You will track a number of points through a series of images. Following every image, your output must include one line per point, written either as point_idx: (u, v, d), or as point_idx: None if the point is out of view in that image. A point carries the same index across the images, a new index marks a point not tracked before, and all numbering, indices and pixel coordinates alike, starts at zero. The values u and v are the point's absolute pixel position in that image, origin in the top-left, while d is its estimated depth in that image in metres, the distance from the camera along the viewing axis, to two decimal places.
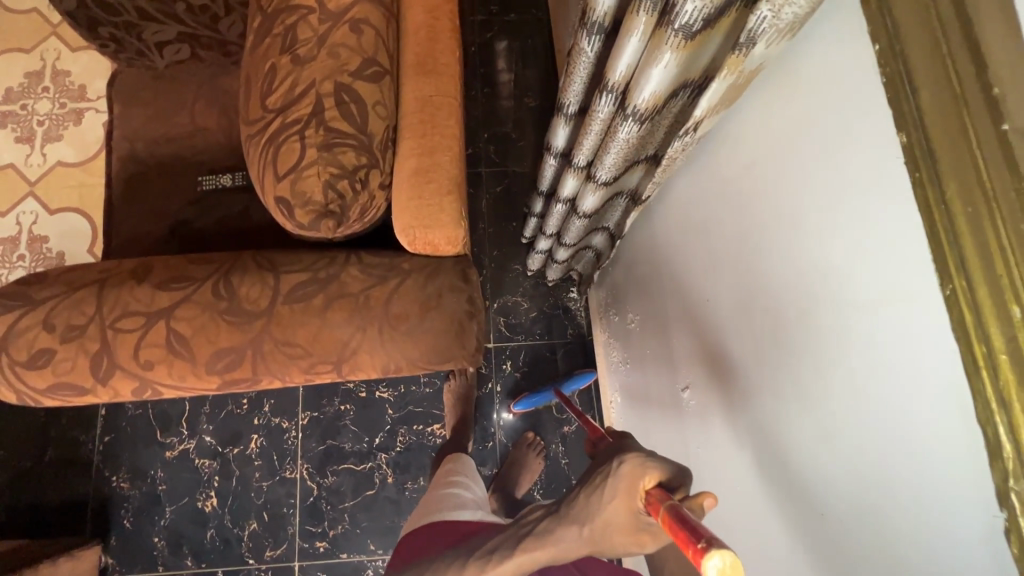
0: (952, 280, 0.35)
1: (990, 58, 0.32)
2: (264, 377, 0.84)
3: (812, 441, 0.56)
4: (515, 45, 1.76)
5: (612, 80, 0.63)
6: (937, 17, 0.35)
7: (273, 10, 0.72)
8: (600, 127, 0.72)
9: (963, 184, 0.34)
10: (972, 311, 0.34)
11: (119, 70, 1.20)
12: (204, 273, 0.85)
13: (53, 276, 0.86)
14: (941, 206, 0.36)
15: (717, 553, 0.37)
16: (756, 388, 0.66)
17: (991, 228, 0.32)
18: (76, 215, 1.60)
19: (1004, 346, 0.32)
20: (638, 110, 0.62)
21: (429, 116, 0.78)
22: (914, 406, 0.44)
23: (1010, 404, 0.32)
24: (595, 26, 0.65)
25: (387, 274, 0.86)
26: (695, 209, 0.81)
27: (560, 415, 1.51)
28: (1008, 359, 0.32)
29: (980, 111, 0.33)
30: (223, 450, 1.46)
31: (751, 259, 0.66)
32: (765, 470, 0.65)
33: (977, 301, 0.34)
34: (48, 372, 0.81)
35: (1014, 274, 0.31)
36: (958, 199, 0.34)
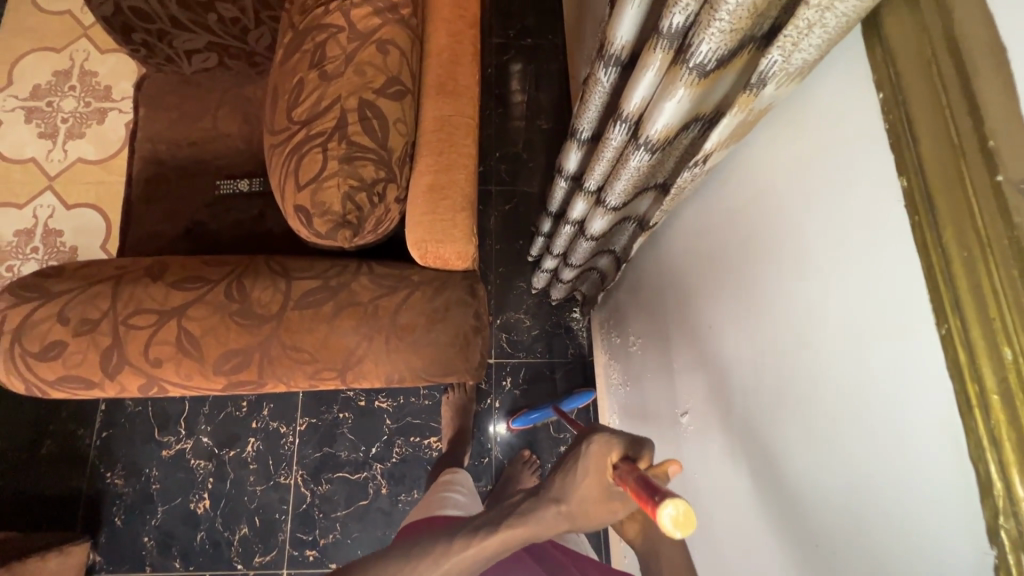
0: (948, 320, 0.37)
1: (987, 112, 0.34)
2: (269, 380, 0.85)
3: (808, 463, 0.57)
4: (530, 69, 1.81)
5: (626, 111, 0.65)
6: (938, 72, 0.38)
7: (305, 27, 0.75)
8: (612, 154, 0.75)
9: (959, 229, 0.36)
10: (966, 351, 0.36)
11: (147, 75, 1.23)
12: (218, 274, 0.87)
13: (70, 269, 0.88)
14: (939, 249, 0.37)
15: (671, 503, 0.41)
16: (756, 415, 0.67)
17: (985, 273, 0.34)
18: (92, 211, 1.63)
19: (995, 386, 0.33)
20: (650, 141, 0.65)
21: (447, 134, 0.81)
22: (906, 434, 0.45)
23: (1001, 442, 0.33)
24: (612, 58, 0.68)
25: (397, 285, 0.87)
26: (702, 237, 0.83)
27: (557, 435, 1.51)
28: (999, 399, 0.33)
29: (977, 160, 0.35)
30: (219, 452, 1.46)
31: (754, 287, 0.67)
32: (762, 498, 0.65)
33: (971, 342, 0.35)
34: (58, 364, 0.83)
35: (1006, 318, 0.33)
36: (954, 243, 0.36)
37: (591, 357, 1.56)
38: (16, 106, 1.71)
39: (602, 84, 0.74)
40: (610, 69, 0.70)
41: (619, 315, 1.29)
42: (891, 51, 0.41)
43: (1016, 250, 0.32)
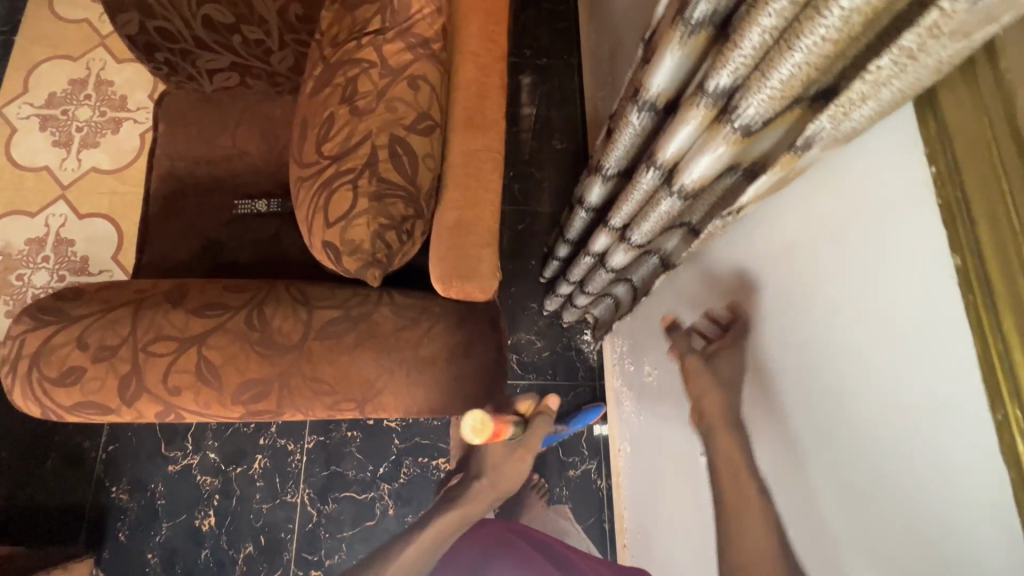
0: (1006, 406, 0.37)
1: None
2: (288, 410, 0.85)
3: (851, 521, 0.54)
4: (546, 88, 1.81)
5: (661, 158, 0.66)
6: (998, 154, 0.38)
7: (336, 61, 0.75)
8: (642, 197, 0.75)
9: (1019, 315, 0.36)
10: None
11: (167, 91, 1.23)
12: (238, 301, 0.87)
13: (89, 292, 0.88)
14: (997, 333, 0.37)
15: None
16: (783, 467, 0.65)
17: None
18: (104, 221, 1.63)
19: None
20: (684, 189, 0.65)
21: (475, 168, 0.81)
22: (965, 498, 0.43)
23: None
24: (647, 104, 0.69)
25: (418, 316, 0.87)
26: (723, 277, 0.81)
27: (565, 458, 1.49)
28: None
29: None
30: (226, 468, 1.45)
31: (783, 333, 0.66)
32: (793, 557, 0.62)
33: None
34: (76, 390, 0.82)
35: None
36: (1016, 330, 0.36)
37: (601, 381, 1.56)
38: (31, 114, 1.71)
39: (630, 126, 0.74)
40: (641, 111, 0.71)
41: (636, 342, 1.30)
42: (943, 116, 0.42)
43: None
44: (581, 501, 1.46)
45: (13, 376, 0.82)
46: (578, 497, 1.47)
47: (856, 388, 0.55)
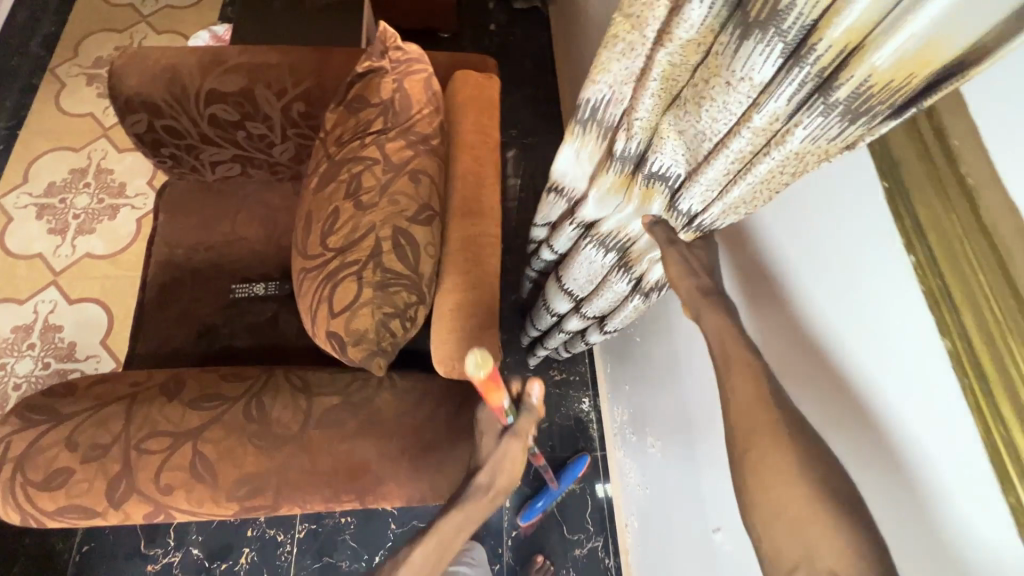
0: (966, 367, 0.41)
1: (982, 192, 0.40)
2: (285, 504, 0.82)
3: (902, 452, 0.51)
4: (532, 164, 1.91)
5: (630, 261, 0.87)
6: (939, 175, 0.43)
7: (343, 156, 0.80)
8: (613, 294, 0.93)
9: (968, 296, 0.40)
10: (980, 386, 0.40)
11: (169, 182, 1.27)
12: (236, 391, 0.85)
13: (82, 388, 0.86)
14: (949, 307, 0.42)
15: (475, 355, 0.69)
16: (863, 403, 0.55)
17: (990, 314, 0.39)
18: (96, 306, 1.62)
19: (997, 378, 0.38)
20: (637, 276, 0.88)
21: (474, 252, 0.84)
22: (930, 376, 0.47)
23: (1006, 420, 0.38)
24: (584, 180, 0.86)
25: (421, 399, 0.86)
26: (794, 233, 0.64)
27: (571, 536, 1.44)
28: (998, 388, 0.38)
29: (969, 214, 0.40)
30: (210, 565, 1.36)
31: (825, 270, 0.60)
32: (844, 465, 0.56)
33: (980, 366, 0.40)
34: (61, 494, 0.78)
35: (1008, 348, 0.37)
36: (964, 307, 0.41)
37: (602, 452, 1.52)
38: (29, 203, 1.74)
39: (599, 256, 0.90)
40: (615, 253, 0.88)
41: (634, 410, 1.29)
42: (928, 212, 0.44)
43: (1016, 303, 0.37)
44: None
45: None
46: None
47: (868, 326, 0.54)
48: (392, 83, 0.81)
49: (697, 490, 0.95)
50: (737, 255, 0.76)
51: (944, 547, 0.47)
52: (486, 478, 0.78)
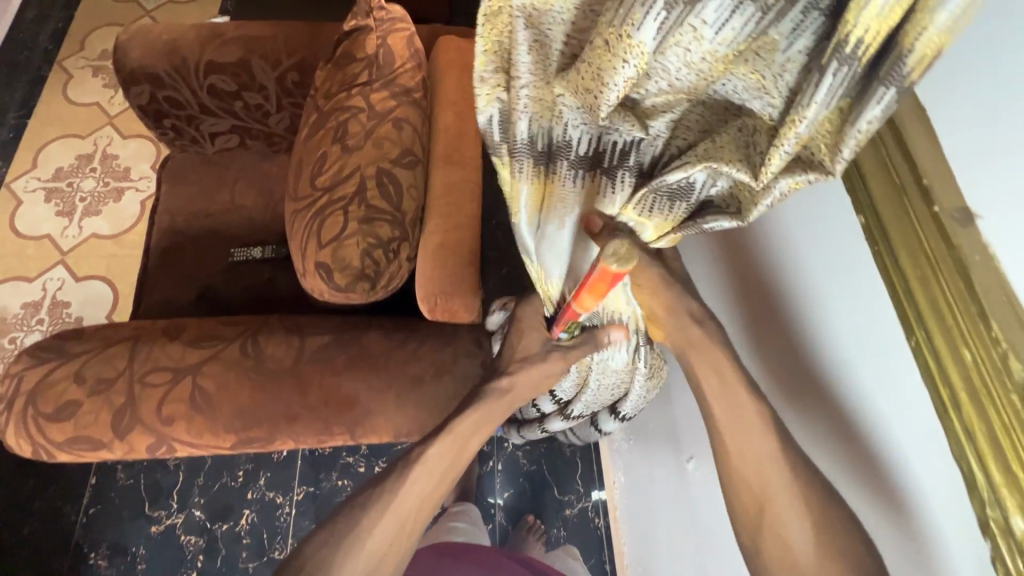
0: (914, 332, 0.42)
1: (920, 161, 0.42)
2: (279, 437, 0.87)
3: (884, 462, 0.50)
4: None
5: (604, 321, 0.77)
6: (888, 157, 0.44)
7: (330, 107, 0.85)
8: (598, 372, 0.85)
9: (911, 256, 0.42)
10: (934, 360, 0.41)
11: (170, 156, 1.33)
12: (234, 333, 0.91)
13: (89, 331, 0.91)
14: (899, 278, 0.43)
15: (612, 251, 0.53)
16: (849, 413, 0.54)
17: (940, 297, 0.40)
18: (101, 283, 1.68)
19: (957, 372, 0.39)
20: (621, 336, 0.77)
21: (456, 197, 0.89)
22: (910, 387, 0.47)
23: (976, 418, 0.37)
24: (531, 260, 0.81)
25: (407, 337, 0.91)
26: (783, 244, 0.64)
27: (561, 497, 1.48)
28: (956, 375, 0.39)
29: (916, 196, 0.42)
30: (212, 526, 1.41)
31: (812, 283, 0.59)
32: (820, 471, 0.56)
33: (937, 351, 0.40)
34: (69, 425, 0.83)
35: (971, 344, 0.38)
36: (909, 268, 0.42)
37: None
38: (38, 187, 1.81)
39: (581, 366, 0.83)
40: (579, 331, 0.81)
41: None
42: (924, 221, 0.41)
43: (960, 277, 0.39)
44: (581, 540, 1.44)
45: (8, 413, 0.84)
46: (577, 536, 1.45)
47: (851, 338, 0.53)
48: (376, 39, 0.87)
49: (673, 427, 0.99)
50: (737, 261, 0.75)
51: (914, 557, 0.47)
52: (507, 382, 0.74)
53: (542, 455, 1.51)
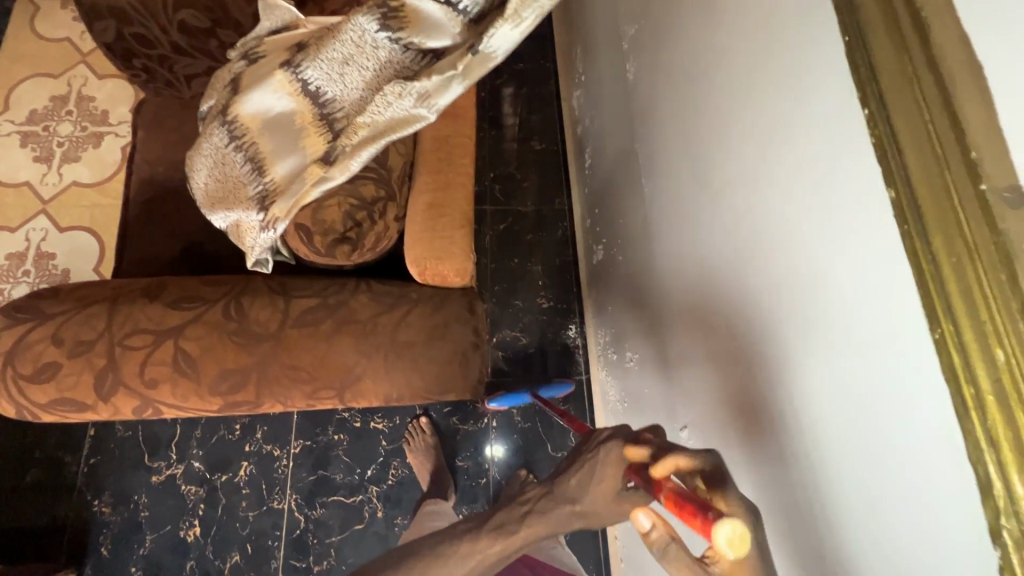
0: (906, 221, 0.40)
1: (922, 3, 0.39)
2: (266, 401, 0.85)
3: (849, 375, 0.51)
4: (523, 92, 1.86)
5: (269, 181, 0.74)
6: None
7: (320, 25, 0.75)
8: None
9: (911, 125, 0.39)
10: (922, 249, 0.39)
11: (145, 99, 1.25)
12: (216, 294, 0.87)
13: (65, 291, 0.88)
14: (893, 147, 0.42)
15: (729, 524, 0.44)
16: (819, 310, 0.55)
17: (944, 192, 0.37)
18: (86, 234, 1.63)
19: (943, 247, 0.37)
20: (268, 184, 0.74)
21: (445, 153, 0.83)
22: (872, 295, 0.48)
23: (975, 296, 0.35)
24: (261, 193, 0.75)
25: (397, 301, 0.87)
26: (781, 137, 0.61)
27: (555, 454, 1.50)
28: (947, 259, 0.37)
29: (921, 65, 0.39)
30: (212, 477, 1.44)
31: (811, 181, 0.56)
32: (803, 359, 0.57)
33: (929, 243, 0.38)
34: (51, 387, 0.81)
35: (959, 208, 0.36)
36: (909, 145, 0.40)
37: (588, 377, 1.56)
38: (13, 131, 1.72)
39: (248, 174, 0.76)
40: None
41: (616, 326, 1.30)
42: (874, 70, 0.43)
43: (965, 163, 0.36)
44: None
45: None
46: None
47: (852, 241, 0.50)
48: None
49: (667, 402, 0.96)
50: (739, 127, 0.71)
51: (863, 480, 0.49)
52: None
53: (537, 413, 1.53)
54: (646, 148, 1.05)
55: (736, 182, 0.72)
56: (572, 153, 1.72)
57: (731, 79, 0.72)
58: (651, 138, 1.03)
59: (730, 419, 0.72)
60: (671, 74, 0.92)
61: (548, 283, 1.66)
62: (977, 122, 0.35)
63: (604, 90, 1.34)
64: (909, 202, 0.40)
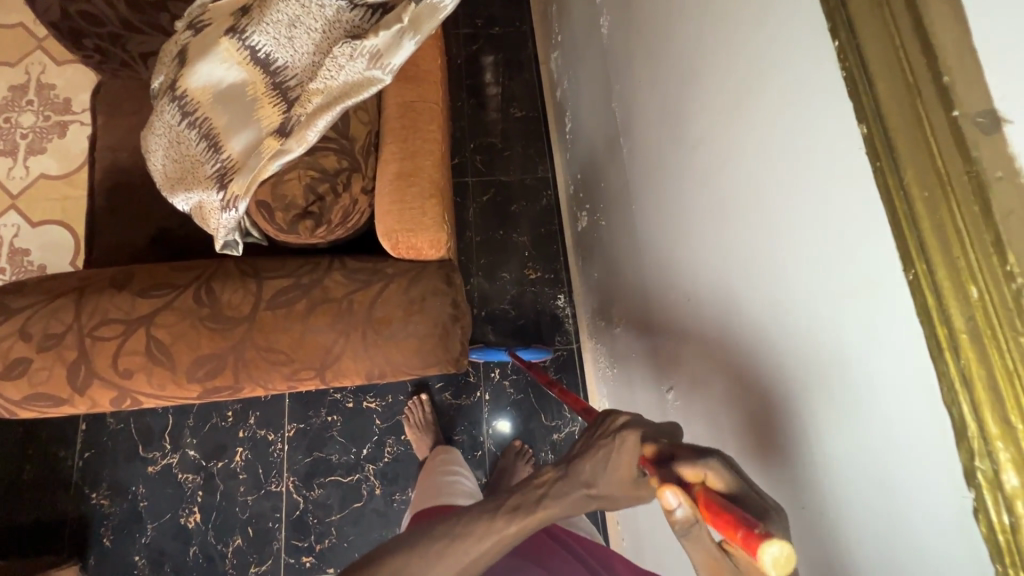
0: (880, 156, 0.38)
1: None
2: (246, 385, 0.84)
3: (826, 332, 0.50)
4: (500, 57, 1.80)
5: (227, 157, 0.71)
6: None
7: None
8: None
9: (883, 55, 0.37)
10: (896, 187, 0.37)
11: (103, 82, 1.20)
12: (186, 280, 0.85)
13: (30, 285, 0.85)
14: (865, 82, 0.39)
15: (775, 541, 0.36)
16: (798, 268, 0.53)
17: (918, 124, 0.35)
18: (59, 227, 1.59)
19: (917, 182, 0.35)
20: (227, 159, 0.71)
21: (410, 121, 0.79)
22: (848, 248, 0.46)
23: (956, 229, 0.33)
24: (219, 169, 0.72)
25: (371, 278, 0.85)
26: (757, 88, 0.58)
27: (550, 424, 1.51)
28: (922, 195, 0.35)
29: None
30: (208, 464, 1.44)
31: (786, 131, 0.54)
32: (783, 318, 0.56)
33: (902, 179, 0.36)
34: (24, 383, 0.80)
35: (933, 138, 0.34)
36: (882, 79, 0.37)
37: (579, 346, 1.55)
38: None
39: (204, 149, 0.72)
40: None
41: (603, 293, 1.29)
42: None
43: (942, 92, 0.33)
44: None
45: None
46: None
47: (826, 195, 0.48)
48: None
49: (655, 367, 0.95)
50: (716, 80, 0.68)
51: (842, 439, 0.48)
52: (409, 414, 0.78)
53: (530, 384, 1.53)
54: (625, 108, 1.02)
55: (714, 139, 0.69)
56: (553, 119, 1.67)
57: (707, 26, 0.69)
58: (629, 96, 1.00)
59: (716, 386, 0.70)
60: (648, 27, 0.87)
61: (534, 254, 1.63)
62: (952, 45, 0.32)
63: (581, 49, 1.29)
64: (882, 137, 0.37)
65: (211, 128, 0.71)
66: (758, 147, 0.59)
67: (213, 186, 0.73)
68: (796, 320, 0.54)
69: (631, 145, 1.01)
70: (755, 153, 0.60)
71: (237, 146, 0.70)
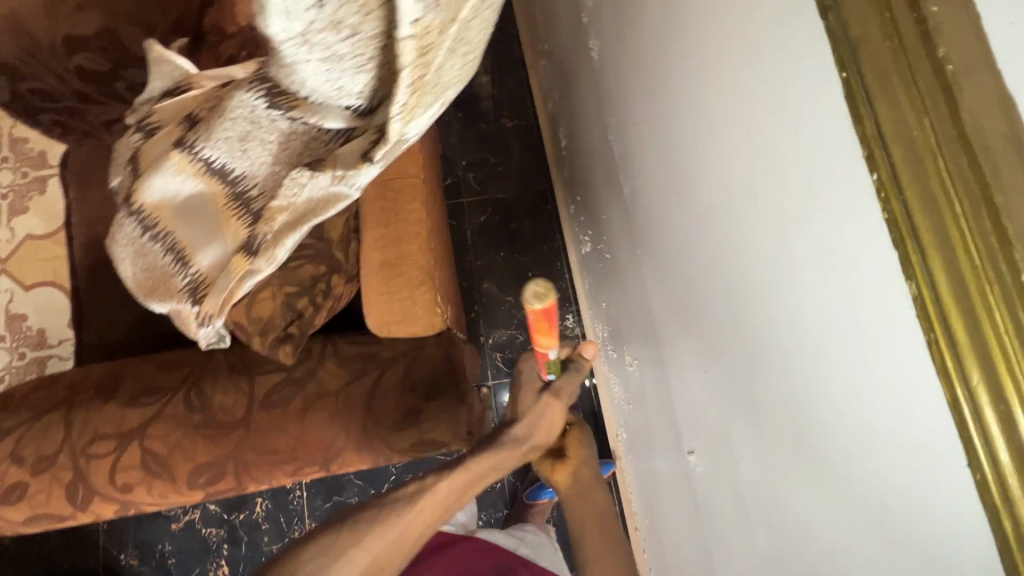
0: (935, 329, 0.32)
1: (953, 66, 0.28)
2: (250, 485, 0.80)
3: (866, 468, 0.45)
4: (486, 63, 1.69)
5: (196, 272, 0.66)
6: (903, 47, 0.30)
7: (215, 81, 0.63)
8: None
9: (938, 223, 0.30)
10: (957, 374, 0.31)
11: (70, 152, 1.14)
12: (175, 383, 0.81)
13: (18, 399, 0.82)
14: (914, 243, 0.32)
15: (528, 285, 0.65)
16: (830, 389, 0.48)
17: (986, 321, 0.28)
18: (52, 289, 1.56)
19: (985, 383, 0.29)
20: (196, 274, 0.66)
21: (390, 201, 0.73)
22: (889, 395, 0.41)
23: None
24: (190, 283, 0.67)
25: (367, 364, 0.81)
26: (771, 177, 0.52)
27: None
28: (989, 399, 0.29)
29: (954, 148, 0.28)
30: (230, 516, 1.44)
31: (810, 239, 0.47)
32: (816, 435, 0.51)
33: (965, 372, 0.30)
34: (24, 505, 0.77)
35: (1008, 343, 0.28)
36: (936, 249, 0.30)
37: None
38: None
39: (171, 261, 0.67)
40: None
41: (612, 323, 1.23)
42: (883, 131, 0.32)
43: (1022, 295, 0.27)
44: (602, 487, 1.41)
45: None
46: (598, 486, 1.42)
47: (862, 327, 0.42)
48: None
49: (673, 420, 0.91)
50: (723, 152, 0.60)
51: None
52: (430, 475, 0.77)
53: None
54: (622, 144, 0.94)
55: (723, 213, 0.63)
56: (546, 128, 1.58)
57: (705, 86, 0.62)
58: (625, 132, 0.92)
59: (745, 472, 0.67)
60: (641, 66, 0.80)
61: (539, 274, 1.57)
62: None
63: (570, 63, 1.20)
64: (938, 310, 0.31)
65: (176, 242, 0.65)
66: (774, 242, 0.53)
67: (186, 300, 0.68)
68: (832, 443, 0.49)
69: (631, 184, 0.94)
70: (770, 246, 0.54)
71: (204, 261, 0.64)
